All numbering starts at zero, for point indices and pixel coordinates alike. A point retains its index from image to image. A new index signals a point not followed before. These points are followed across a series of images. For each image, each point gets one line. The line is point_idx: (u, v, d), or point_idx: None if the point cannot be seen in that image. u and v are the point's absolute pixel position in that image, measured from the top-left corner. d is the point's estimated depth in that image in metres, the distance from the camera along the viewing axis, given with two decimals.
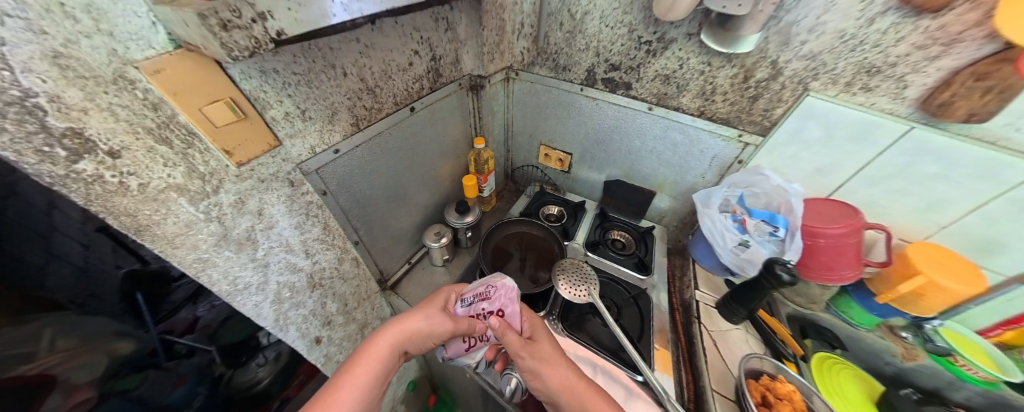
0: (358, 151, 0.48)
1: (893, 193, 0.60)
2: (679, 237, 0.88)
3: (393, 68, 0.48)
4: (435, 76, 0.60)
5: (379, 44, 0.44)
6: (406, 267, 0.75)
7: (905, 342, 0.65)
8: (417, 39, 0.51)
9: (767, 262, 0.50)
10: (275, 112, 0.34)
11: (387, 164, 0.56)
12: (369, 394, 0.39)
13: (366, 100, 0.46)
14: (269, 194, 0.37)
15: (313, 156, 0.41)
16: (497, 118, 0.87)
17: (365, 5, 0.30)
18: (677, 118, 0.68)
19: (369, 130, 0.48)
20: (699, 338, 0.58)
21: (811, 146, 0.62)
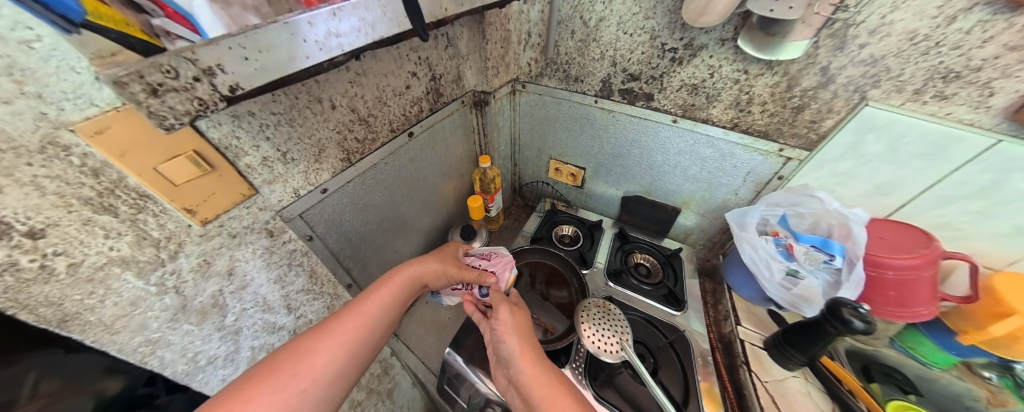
0: (349, 187, 0.47)
1: (972, 214, 0.52)
2: (707, 257, 0.80)
3: (387, 93, 0.47)
4: (436, 95, 0.58)
5: (372, 69, 0.42)
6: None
7: (990, 384, 0.56)
8: (414, 61, 0.49)
9: (832, 305, 0.45)
10: (251, 159, 0.32)
11: (381, 196, 0.55)
12: (390, 309, 0.45)
13: (361, 129, 0.45)
14: (241, 249, 0.36)
15: (295, 199, 0.40)
16: (505, 134, 0.82)
17: (346, 39, 0.29)
18: (706, 131, 0.61)
19: (363, 161, 0.48)
20: (754, 392, 0.51)
21: (869, 162, 0.54)
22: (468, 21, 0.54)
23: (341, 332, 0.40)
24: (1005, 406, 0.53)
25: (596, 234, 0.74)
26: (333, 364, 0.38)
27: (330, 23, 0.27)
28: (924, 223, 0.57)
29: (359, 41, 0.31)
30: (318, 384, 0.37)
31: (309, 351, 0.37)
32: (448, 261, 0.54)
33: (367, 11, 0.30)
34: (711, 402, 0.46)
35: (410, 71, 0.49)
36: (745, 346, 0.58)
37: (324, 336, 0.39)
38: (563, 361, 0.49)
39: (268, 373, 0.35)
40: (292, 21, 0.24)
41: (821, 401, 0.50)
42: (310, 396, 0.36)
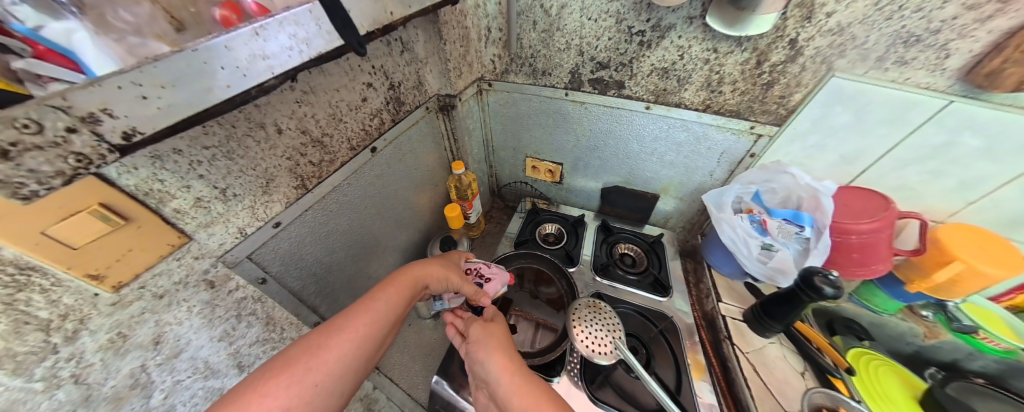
0: (307, 216, 0.45)
1: (927, 174, 0.55)
2: (688, 238, 0.81)
3: (342, 109, 0.44)
4: (396, 106, 0.55)
5: (320, 86, 0.39)
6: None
7: (926, 321, 0.57)
8: (368, 70, 0.46)
9: (805, 274, 0.47)
10: (179, 203, 0.29)
11: (345, 220, 0.52)
12: (399, 306, 0.42)
13: (315, 152, 0.42)
14: (173, 310, 0.31)
15: (240, 241, 0.36)
16: (476, 136, 0.80)
17: (278, 60, 0.25)
18: (681, 115, 0.60)
19: (322, 185, 0.45)
20: (736, 361, 0.52)
21: (836, 132, 0.55)
22: (421, 22, 0.51)
23: (353, 324, 0.37)
24: (939, 339, 0.56)
25: (580, 230, 0.73)
26: (344, 361, 0.35)
27: (253, 44, 0.23)
28: (885, 187, 0.59)
29: (294, 61, 0.27)
30: (332, 379, 0.34)
31: (319, 347, 0.34)
32: (450, 263, 0.53)
33: (297, 26, 0.26)
34: (697, 370, 0.50)
35: (365, 81, 0.46)
36: (728, 321, 0.59)
37: (336, 329, 0.36)
38: (558, 369, 0.47)
39: (281, 366, 0.32)
40: (205, 48, 0.20)
41: (796, 362, 0.53)
42: (324, 391, 0.33)
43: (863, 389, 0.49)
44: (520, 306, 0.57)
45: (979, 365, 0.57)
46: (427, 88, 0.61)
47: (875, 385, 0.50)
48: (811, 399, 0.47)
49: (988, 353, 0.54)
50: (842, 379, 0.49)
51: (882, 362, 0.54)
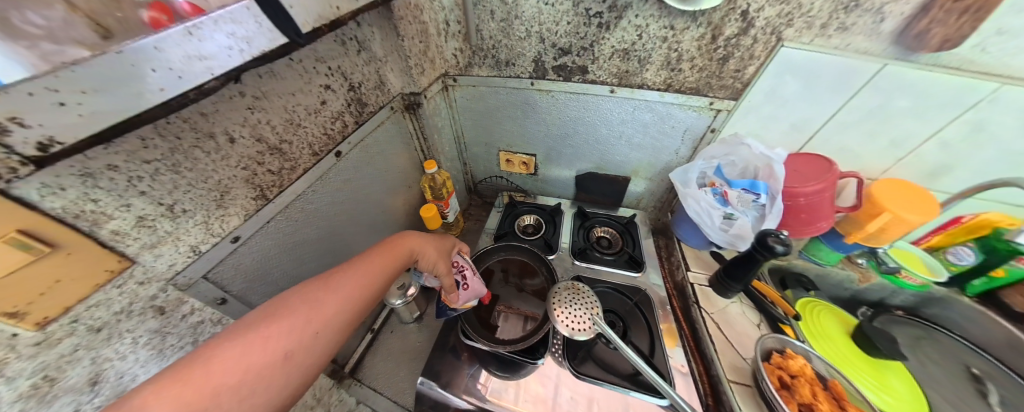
0: (268, 229, 0.43)
1: (864, 136, 0.60)
2: (659, 217, 0.86)
3: (301, 113, 0.43)
4: (358, 107, 0.53)
5: (273, 90, 0.38)
6: (370, 336, 0.60)
7: (860, 267, 0.65)
8: (325, 72, 0.45)
9: (761, 236, 0.53)
10: (118, 224, 0.27)
11: (309, 232, 0.51)
12: (389, 273, 0.42)
13: (274, 159, 0.41)
14: (122, 340, 0.30)
15: (195, 259, 0.35)
16: (446, 133, 0.78)
17: (215, 61, 0.25)
18: (644, 96, 0.62)
19: (284, 194, 0.44)
20: (702, 324, 0.58)
21: (787, 102, 0.58)
22: (376, 19, 0.49)
23: (343, 284, 0.37)
24: (870, 281, 0.64)
25: (558, 219, 0.77)
26: (335, 316, 0.35)
27: (187, 45, 0.23)
28: (830, 151, 0.64)
29: (236, 61, 0.27)
30: (326, 333, 0.34)
31: (312, 301, 0.34)
32: (442, 241, 0.51)
33: (235, 25, 0.25)
34: (669, 337, 0.55)
35: (323, 84, 0.45)
36: (695, 288, 0.64)
37: (328, 286, 0.36)
38: (542, 351, 0.50)
39: (274, 316, 0.32)
40: (131, 50, 0.19)
41: (752, 315, 0.59)
42: (316, 341, 0.33)
43: (806, 330, 0.57)
44: (506, 300, 0.59)
45: (900, 299, 0.66)
46: (389, 88, 0.58)
47: (816, 326, 0.58)
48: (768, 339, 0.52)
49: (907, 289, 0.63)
50: (789, 325, 0.57)
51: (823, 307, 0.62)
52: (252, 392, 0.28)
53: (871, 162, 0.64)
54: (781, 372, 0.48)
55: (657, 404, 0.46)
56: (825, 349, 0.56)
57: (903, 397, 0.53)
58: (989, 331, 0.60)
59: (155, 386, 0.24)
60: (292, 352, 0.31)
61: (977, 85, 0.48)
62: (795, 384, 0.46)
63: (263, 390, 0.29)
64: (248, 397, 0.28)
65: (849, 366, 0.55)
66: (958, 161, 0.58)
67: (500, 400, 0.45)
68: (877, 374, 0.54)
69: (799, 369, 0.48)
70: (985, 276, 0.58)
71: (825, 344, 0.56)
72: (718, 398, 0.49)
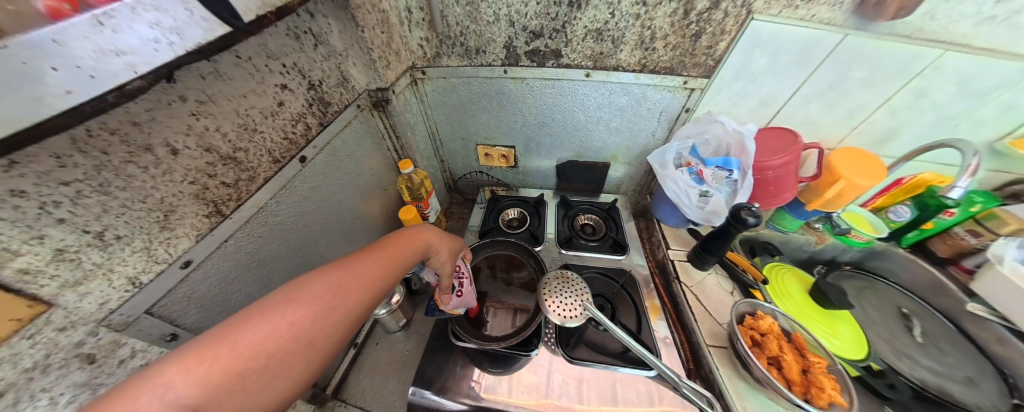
0: (222, 250, 0.39)
1: (824, 108, 0.63)
2: (639, 199, 0.88)
3: (256, 117, 0.40)
4: (322, 106, 0.50)
5: (220, 93, 0.35)
6: (353, 351, 0.55)
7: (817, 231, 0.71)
8: (279, 70, 0.42)
9: (735, 210, 0.56)
10: (27, 261, 0.23)
11: (270, 248, 0.46)
12: (407, 263, 0.41)
13: (228, 170, 0.37)
14: (51, 393, 0.25)
15: (135, 293, 0.31)
16: (420, 130, 0.75)
17: (136, 56, 0.21)
18: (619, 79, 0.60)
19: (244, 207, 0.40)
20: (683, 296, 0.61)
21: (756, 77, 0.58)
22: (331, 9, 0.46)
23: (363, 268, 0.35)
24: (824, 242, 0.71)
25: (542, 209, 0.78)
26: (357, 300, 0.33)
27: (99, 38, 0.18)
28: (794, 124, 0.66)
29: (166, 57, 0.22)
30: (350, 321, 0.32)
31: (336, 282, 0.32)
32: (455, 242, 0.51)
33: (158, 13, 0.21)
34: (653, 312, 0.59)
35: (278, 82, 0.42)
36: (676, 264, 0.67)
37: (349, 269, 0.34)
38: (535, 343, 0.52)
39: (297, 296, 0.29)
40: (18, 44, 0.15)
41: (727, 284, 0.64)
42: (338, 325, 0.31)
43: (771, 290, 0.63)
44: (496, 297, 0.60)
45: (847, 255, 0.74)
46: (354, 85, 0.55)
47: (779, 286, 0.64)
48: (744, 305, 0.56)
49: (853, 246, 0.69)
50: (759, 289, 0.61)
51: (786, 269, 0.68)
52: (274, 377, 0.26)
53: (829, 133, 0.68)
54: (753, 333, 0.53)
55: (646, 376, 0.49)
56: (787, 306, 0.61)
57: (851, 341, 0.60)
58: (917, 277, 0.69)
59: (175, 367, 0.21)
60: (315, 337, 0.29)
61: (924, 52, 0.51)
62: (764, 341, 0.51)
63: (284, 375, 0.26)
64: (269, 382, 0.25)
65: (807, 319, 0.60)
66: (902, 127, 0.63)
67: (495, 395, 0.46)
68: (828, 322, 0.61)
69: (767, 328, 0.53)
70: (917, 229, 0.66)
71: (789, 302, 0.62)
72: (698, 361, 0.54)
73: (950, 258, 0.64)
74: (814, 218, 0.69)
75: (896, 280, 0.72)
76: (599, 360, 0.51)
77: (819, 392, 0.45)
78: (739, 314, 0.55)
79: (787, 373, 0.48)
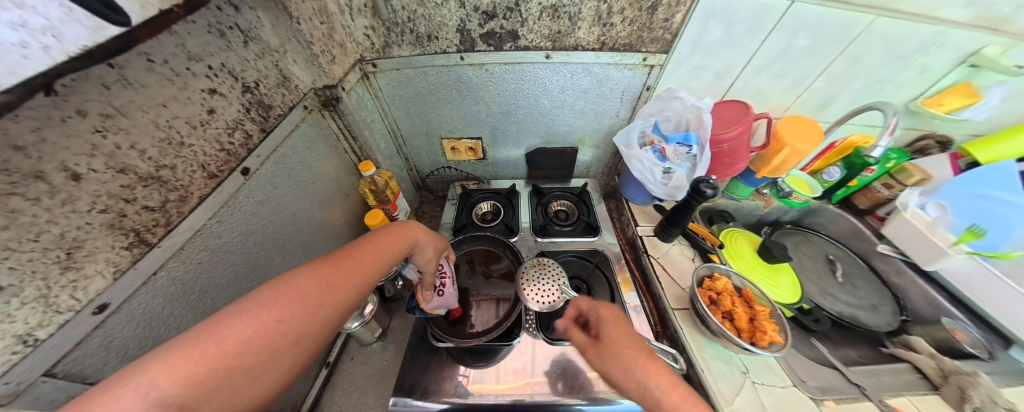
0: (149, 286, 0.32)
1: (772, 79, 0.66)
2: (607, 181, 0.90)
3: (179, 132, 0.34)
4: (262, 110, 0.45)
5: (132, 102, 0.29)
6: (326, 370, 0.52)
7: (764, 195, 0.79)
8: (200, 71, 0.35)
9: (695, 183, 0.59)
10: None
11: (215, 276, 0.39)
12: (396, 257, 0.40)
13: (151, 191, 0.31)
14: None
15: (26, 355, 0.23)
16: (378, 128, 0.70)
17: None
18: (580, 59, 0.58)
19: (177, 231, 0.33)
20: (652, 268, 0.66)
21: (712, 50, 0.59)
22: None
23: (351, 262, 0.34)
24: (770, 205, 0.79)
25: (515, 200, 0.79)
26: (348, 293, 0.32)
27: None
28: (746, 95, 0.69)
29: (40, 66, 0.17)
30: (340, 316, 0.31)
31: (323, 276, 0.31)
32: (440, 241, 0.51)
33: (26, 11, 0.16)
34: (625, 285, 0.63)
35: (205, 86, 0.36)
36: (644, 239, 0.72)
37: (336, 263, 0.33)
38: (517, 331, 0.55)
39: (284, 291, 0.28)
40: None
41: (688, 251, 0.70)
42: (328, 318, 0.30)
43: (726, 252, 0.70)
44: (477, 289, 0.61)
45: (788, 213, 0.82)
46: (295, 84, 0.50)
47: (732, 247, 0.71)
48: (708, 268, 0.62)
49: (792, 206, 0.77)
50: (716, 253, 0.68)
51: (738, 232, 0.75)
52: (261, 374, 0.25)
53: (776, 102, 0.72)
54: (711, 293, 0.58)
55: None
56: (740, 265, 0.68)
57: (789, 288, 0.69)
58: (841, 226, 0.79)
59: (155, 367, 0.20)
60: (304, 333, 0.28)
61: (859, 18, 0.54)
62: (720, 299, 0.56)
63: (271, 370, 0.25)
64: (258, 379, 0.25)
65: (754, 274, 0.68)
66: (838, 92, 0.69)
67: (480, 390, 0.48)
68: (771, 274, 0.70)
69: (722, 287, 0.58)
70: (844, 186, 0.75)
71: (741, 261, 0.69)
72: (665, 325, 0.59)
73: (868, 209, 0.75)
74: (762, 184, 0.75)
75: (823, 230, 0.83)
76: None
77: (763, 335, 0.51)
78: (700, 276, 0.60)
79: (737, 323, 0.54)
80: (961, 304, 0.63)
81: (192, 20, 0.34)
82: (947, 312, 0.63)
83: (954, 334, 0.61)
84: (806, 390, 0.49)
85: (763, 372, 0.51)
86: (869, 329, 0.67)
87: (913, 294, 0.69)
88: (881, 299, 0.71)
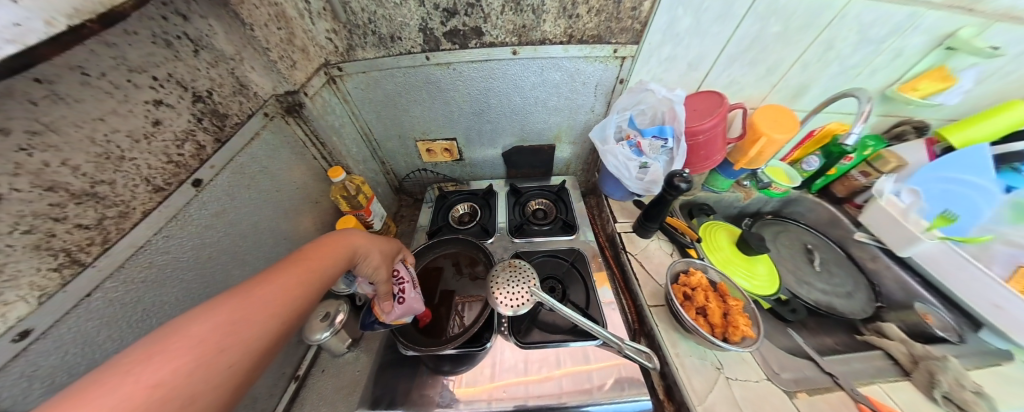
0: (84, 308, 0.30)
1: (746, 68, 0.65)
2: (587, 177, 0.90)
3: (117, 148, 0.32)
4: (217, 119, 0.43)
5: (63, 118, 0.27)
6: (296, 383, 0.53)
7: (745, 187, 0.79)
8: (146, 85, 0.34)
9: (669, 177, 0.58)
10: None
11: (159, 296, 0.37)
12: (323, 278, 0.38)
13: (85, 209, 0.30)
14: None
15: None
16: (348, 133, 0.68)
17: None
18: (548, 53, 0.57)
19: (115, 250, 0.32)
20: (629, 265, 0.66)
21: (683, 39, 0.58)
22: (206, 6, 0.39)
23: (262, 295, 0.32)
24: (750, 196, 0.79)
25: (492, 200, 0.79)
26: (262, 329, 0.31)
27: None
28: (721, 85, 0.68)
29: None
30: (248, 360, 0.29)
31: (227, 316, 0.29)
32: (387, 244, 0.49)
33: None
34: (601, 282, 0.63)
35: (150, 97, 0.35)
36: (622, 236, 0.71)
37: (244, 299, 0.31)
38: (488, 336, 0.55)
39: (170, 342, 0.25)
40: None
41: (666, 246, 0.70)
42: (236, 360, 0.28)
43: (703, 245, 0.70)
44: (465, 291, 0.61)
45: (766, 203, 0.83)
46: (253, 92, 0.48)
47: (710, 240, 0.71)
48: (683, 263, 0.61)
49: (771, 197, 0.77)
50: (693, 247, 0.68)
51: (716, 225, 0.75)
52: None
53: (752, 92, 0.71)
54: (686, 288, 0.57)
55: (594, 344, 0.54)
56: (718, 257, 0.69)
57: (766, 278, 0.69)
58: (819, 215, 0.80)
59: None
60: (199, 390, 0.25)
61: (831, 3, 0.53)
62: (693, 294, 0.56)
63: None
64: None
65: (731, 266, 0.69)
66: (813, 80, 0.68)
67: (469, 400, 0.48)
68: (748, 265, 0.70)
69: (696, 281, 0.57)
70: (823, 175, 0.75)
71: (717, 254, 0.69)
72: (642, 322, 0.59)
73: (846, 197, 0.76)
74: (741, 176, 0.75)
75: (801, 219, 0.84)
76: (553, 338, 0.55)
77: (735, 329, 0.51)
78: (675, 272, 0.60)
79: (711, 318, 0.53)
80: (934, 289, 0.63)
81: (134, 31, 0.32)
82: (919, 297, 0.64)
83: (926, 319, 0.61)
84: (779, 383, 0.50)
85: (736, 366, 0.51)
86: (843, 315, 0.68)
87: (886, 280, 0.69)
88: (855, 285, 0.72)
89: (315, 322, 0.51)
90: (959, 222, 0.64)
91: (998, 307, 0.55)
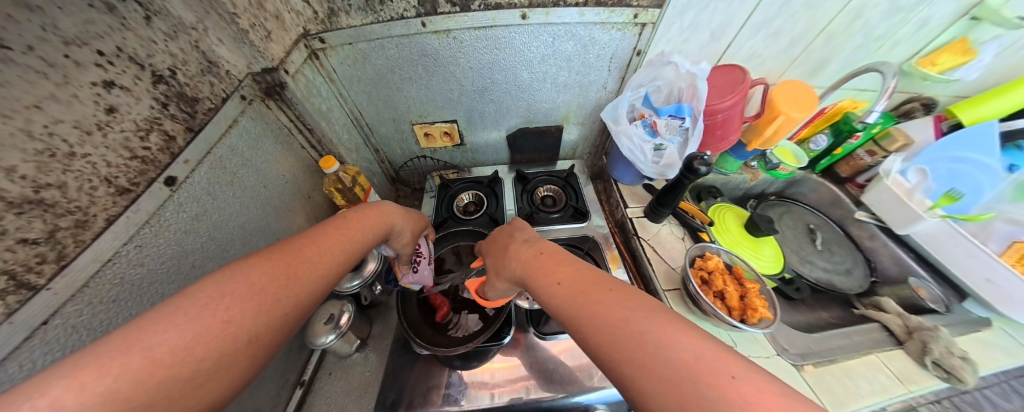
0: (39, 339, 0.26)
1: (769, 39, 0.60)
2: (595, 161, 0.87)
3: (64, 144, 0.26)
4: (185, 104, 0.36)
5: None
6: (302, 389, 0.51)
7: (752, 169, 0.78)
8: (86, 58, 0.27)
9: (689, 160, 0.55)
10: None
11: (130, 316, 0.33)
12: (363, 245, 0.39)
13: (34, 217, 0.24)
14: None
15: None
16: (337, 117, 0.62)
17: None
18: (561, 17, 0.50)
19: (73, 267, 0.27)
20: (642, 250, 0.65)
21: (710, 4, 0.52)
22: None
23: (312, 252, 0.33)
24: (757, 179, 0.78)
25: (497, 188, 0.76)
26: (311, 285, 0.31)
27: None
28: (741, 58, 0.64)
29: None
30: (302, 309, 0.30)
31: (280, 269, 0.30)
32: (416, 223, 0.51)
33: None
34: (614, 263, 0.63)
35: (98, 78, 0.28)
36: (634, 221, 0.70)
37: (294, 255, 0.32)
38: (507, 331, 0.54)
39: (229, 287, 0.26)
40: None
41: (677, 230, 0.69)
42: (288, 312, 0.29)
43: (714, 228, 0.70)
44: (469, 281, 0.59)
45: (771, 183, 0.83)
46: (225, 70, 0.40)
47: (720, 222, 0.71)
48: (700, 246, 0.61)
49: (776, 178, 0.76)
50: (705, 231, 0.67)
51: (724, 208, 0.74)
52: (208, 380, 0.23)
53: (771, 67, 0.67)
54: (703, 272, 0.57)
55: None
56: (728, 239, 0.69)
57: (772, 259, 0.70)
58: (821, 195, 0.81)
59: (60, 385, 0.17)
60: (260, 332, 0.26)
61: None
62: (711, 278, 0.55)
63: (219, 375, 0.23)
64: (204, 384, 0.23)
65: (739, 247, 0.69)
66: (835, 53, 0.65)
67: (472, 393, 0.47)
68: (755, 246, 0.70)
69: (714, 265, 0.57)
70: (829, 155, 0.75)
71: (728, 235, 0.69)
72: None
73: (849, 177, 0.76)
74: (751, 157, 0.73)
75: (803, 199, 0.85)
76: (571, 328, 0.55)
77: (753, 312, 0.51)
78: (693, 255, 0.59)
79: (729, 301, 0.53)
80: (926, 263, 0.67)
81: None
82: (914, 272, 0.67)
83: (918, 292, 0.65)
84: (787, 357, 0.52)
85: (750, 345, 0.53)
86: (841, 291, 0.70)
87: (882, 256, 0.72)
88: (854, 262, 0.74)
89: (319, 325, 0.48)
90: (964, 201, 0.67)
91: (988, 281, 0.58)
